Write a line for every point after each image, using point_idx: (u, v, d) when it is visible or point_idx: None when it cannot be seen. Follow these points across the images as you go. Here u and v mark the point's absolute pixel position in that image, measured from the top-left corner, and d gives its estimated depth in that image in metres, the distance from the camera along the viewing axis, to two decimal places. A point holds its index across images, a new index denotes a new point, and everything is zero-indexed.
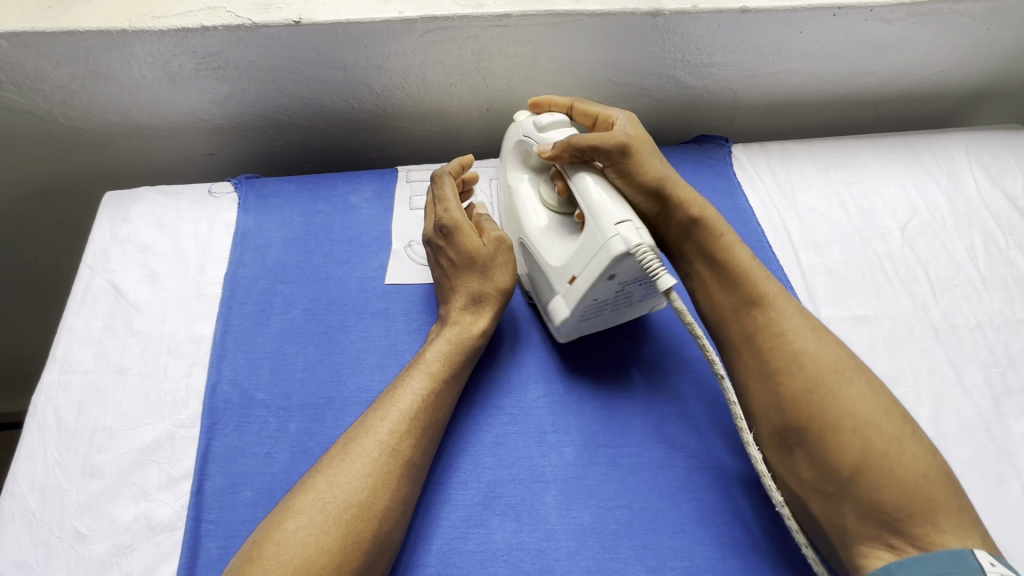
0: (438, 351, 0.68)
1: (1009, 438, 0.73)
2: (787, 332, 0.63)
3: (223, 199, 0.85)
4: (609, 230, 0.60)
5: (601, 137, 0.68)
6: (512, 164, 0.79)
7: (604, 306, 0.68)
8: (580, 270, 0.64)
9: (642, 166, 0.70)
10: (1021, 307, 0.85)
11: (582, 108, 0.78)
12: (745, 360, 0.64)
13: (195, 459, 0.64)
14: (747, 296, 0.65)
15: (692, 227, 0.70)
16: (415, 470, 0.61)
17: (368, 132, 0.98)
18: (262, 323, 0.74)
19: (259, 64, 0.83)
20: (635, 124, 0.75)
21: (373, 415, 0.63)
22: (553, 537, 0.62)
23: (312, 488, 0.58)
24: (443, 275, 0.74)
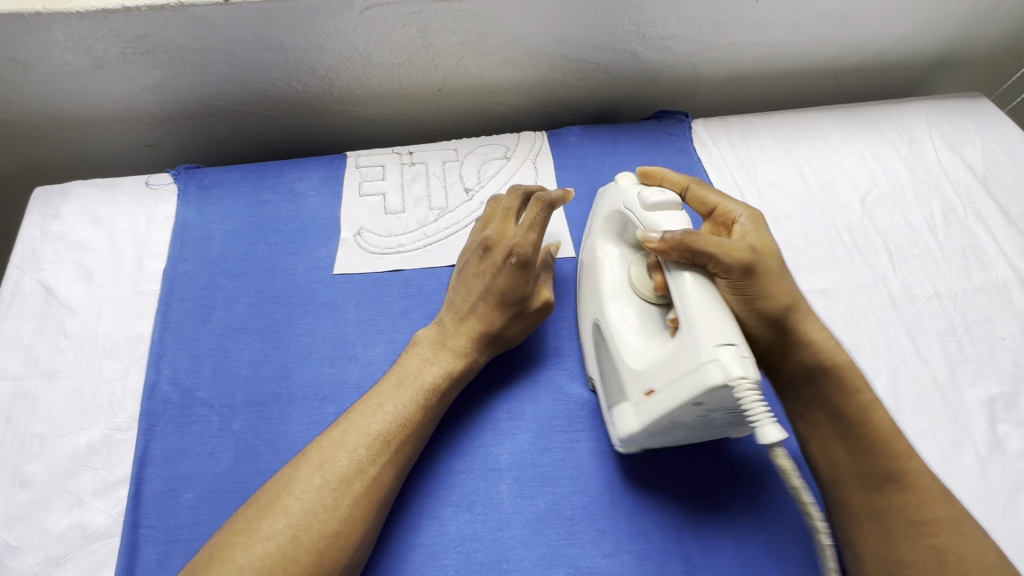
0: (433, 377, 0.64)
1: (964, 406, 0.74)
2: (934, 526, 0.55)
3: (162, 191, 0.81)
4: (708, 351, 0.53)
5: (725, 248, 0.57)
6: (604, 231, 0.72)
7: (677, 427, 0.60)
8: (662, 385, 0.57)
9: (769, 289, 0.59)
10: (977, 276, 0.85)
11: (699, 192, 0.69)
12: (869, 539, 0.57)
13: (133, 463, 0.61)
14: (886, 474, 0.57)
15: (820, 372, 0.61)
16: (391, 492, 0.59)
17: (317, 117, 0.94)
18: (204, 318, 0.71)
19: (190, 47, 0.79)
20: (761, 230, 0.65)
21: (352, 436, 0.58)
22: (507, 526, 0.61)
23: (281, 514, 0.54)
24: (489, 299, 0.67)
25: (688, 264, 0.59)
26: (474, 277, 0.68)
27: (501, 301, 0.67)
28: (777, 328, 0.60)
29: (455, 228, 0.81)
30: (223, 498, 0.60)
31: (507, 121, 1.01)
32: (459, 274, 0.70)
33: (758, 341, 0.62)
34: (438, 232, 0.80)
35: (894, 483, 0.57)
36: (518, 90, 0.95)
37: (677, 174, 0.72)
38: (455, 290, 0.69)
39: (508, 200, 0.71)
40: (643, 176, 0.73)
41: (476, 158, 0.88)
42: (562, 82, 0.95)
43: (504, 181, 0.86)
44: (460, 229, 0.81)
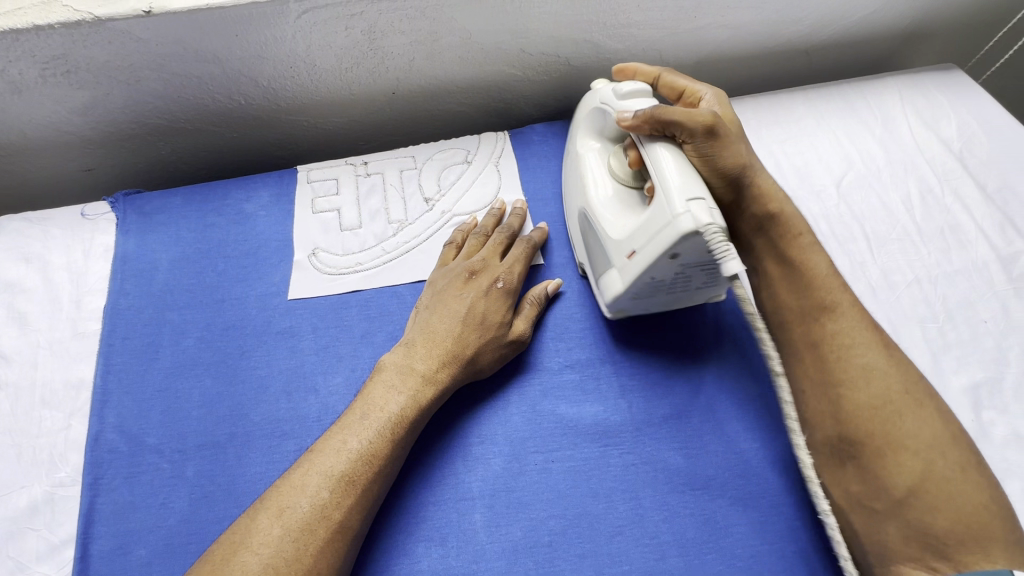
0: (399, 407, 0.60)
1: (948, 394, 0.72)
2: (862, 348, 0.59)
3: (99, 220, 0.76)
4: (679, 206, 0.56)
5: (691, 113, 0.60)
6: (586, 130, 0.75)
7: (660, 287, 0.64)
8: (641, 246, 0.61)
9: (731, 146, 0.63)
10: (957, 257, 0.82)
11: (669, 78, 0.74)
12: (806, 365, 0.62)
13: (79, 522, 0.58)
14: (819, 305, 0.62)
15: (771, 220, 0.66)
16: (359, 536, 0.55)
17: (265, 130, 0.88)
18: (151, 357, 0.67)
19: (115, 64, 0.73)
20: (725, 104, 0.72)
21: (313, 478, 0.55)
22: (482, 558, 0.59)
23: (240, 571, 0.50)
24: (467, 319, 0.65)
25: (659, 137, 0.62)
26: (454, 296, 0.67)
27: (483, 324, 0.66)
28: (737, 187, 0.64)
29: (416, 242, 0.77)
30: (178, 552, 0.57)
31: (468, 121, 0.96)
32: (435, 295, 0.68)
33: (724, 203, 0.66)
34: (398, 246, 0.76)
35: (827, 313, 0.62)
36: (477, 88, 0.90)
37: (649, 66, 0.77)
38: (432, 310, 0.67)
39: (493, 232, 0.74)
40: (617, 73, 0.78)
41: (436, 164, 0.84)
42: (523, 77, 0.91)
43: (466, 187, 0.82)
44: (421, 241, 0.77)
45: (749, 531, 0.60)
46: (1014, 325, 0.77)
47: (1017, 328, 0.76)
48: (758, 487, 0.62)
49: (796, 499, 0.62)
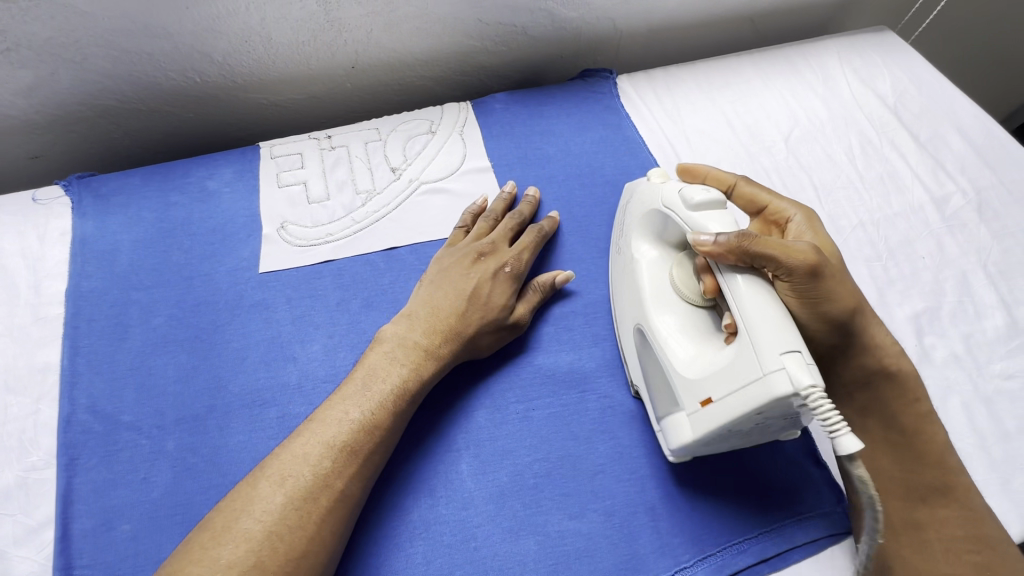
0: (401, 379, 0.60)
1: (893, 324, 0.77)
2: (978, 543, 0.55)
3: (52, 205, 0.73)
4: (772, 361, 0.49)
5: (789, 249, 0.53)
6: (642, 231, 0.68)
7: (733, 435, 0.56)
8: (721, 395, 0.52)
9: (836, 291, 0.56)
10: (896, 201, 0.89)
11: (747, 189, 0.68)
12: (905, 547, 0.57)
13: (56, 502, 0.56)
14: (934, 486, 0.58)
15: (882, 378, 0.61)
16: (359, 504, 0.55)
17: (222, 109, 0.87)
18: (120, 337, 0.66)
19: (59, 40, 0.71)
20: (816, 231, 0.65)
21: (315, 446, 0.54)
22: (471, 504, 0.60)
23: (241, 539, 0.49)
24: (477, 305, 0.66)
25: (745, 268, 0.54)
26: (461, 277, 0.67)
27: (471, 301, 0.66)
28: (840, 331, 0.58)
29: (385, 211, 0.78)
30: (163, 524, 0.56)
31: (429, 94, 0.96)
32: (442, 270, 0.69)
33: (823, 342, 0.60)
34: (368, 216, 0.77)
35: (948, 501, 0.57)
36: (436, 61, 0.91)
37: (722, 171, 0.72)
38: (431, 285, 0.68)
39: (503, 218, 0.75)
40: (683, 172, 0.76)
41: (400, 135, 0.84)
42: (481, 48, 0.91)
43: (432, 156, 0.83)
44: (391, 211, 0.78)
45: (721, 458, 0.64)
46: (948, 259, 0.83)
47: (950, 261, 0.83)
48: None
49: None
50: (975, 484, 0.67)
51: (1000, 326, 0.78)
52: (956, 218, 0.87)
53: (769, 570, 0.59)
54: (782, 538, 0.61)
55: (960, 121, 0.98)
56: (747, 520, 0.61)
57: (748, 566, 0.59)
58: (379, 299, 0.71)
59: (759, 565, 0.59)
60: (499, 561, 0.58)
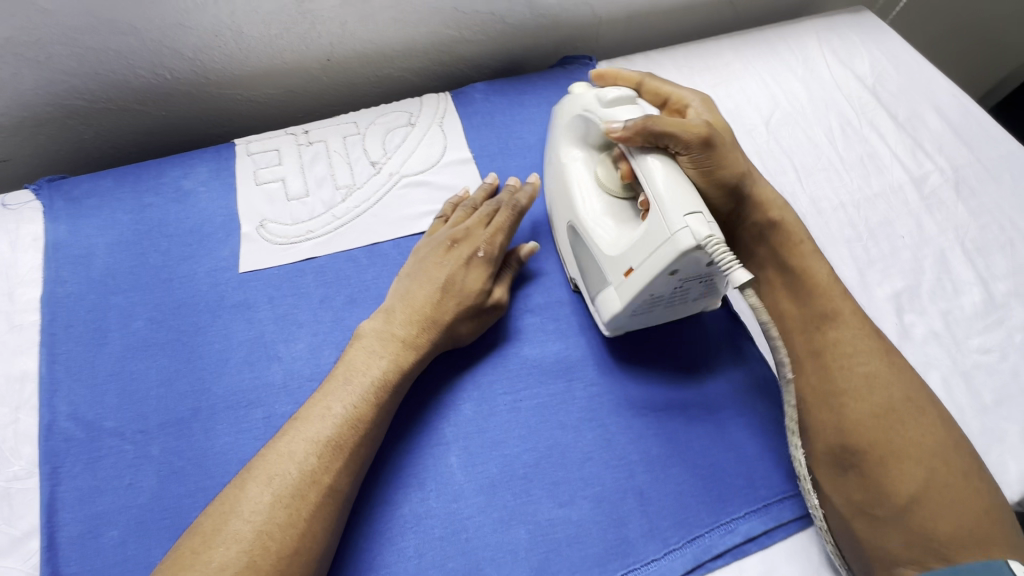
0: (382, 371, 0.60)
1: (874, 303, 0.78)
2: (866, 357, 0.59)
3: (22, 209, 0.71)
4: (677, 221, 0.53)
5: (686, 126, 0.59)
6: (570, 137, 0.71)
7: (659, 301, 0.62)
8: (639, 263, 0.58)
9: (728, 160, 0.63)
10: (876, 181, 0.90)
11: (653, 83, 0.73)
12: (811, 380, 0.61)
13: (40, 511, 0.56)
14: (823, 314, 0.62)
15: (770, 227, 0.68)
16: (349, 499, 0.55)
17: (196, 107, 0.85)
18: (100, 342, 0.64)
19: (21, 39, 0.69)
20: (712, 111, 0.71)
21: (300, 445, 0.54)
22: (461, 497, 0.61)
23: (231, 541, 0.48)
24: (449, 288, 0.66)
25: (652, 148, 0.60)
26: (434, 264, 0.67)
27: (446, 292, 0.65)
28: (734, 195, 0.66)
29: (366, 206, 0.77)
30: (152, 528, 0.56)
31: (408, 86, 0.95)
32: (417, 261, 0.69)
33: (721, 209, 0.67)
34: (349, 212, 0.76)
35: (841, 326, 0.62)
36: (414, 51, 0.89)
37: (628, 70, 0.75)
38: (406, 278, 0.68)
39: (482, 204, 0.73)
40: (598, 76, 0.75)
41: (379, 128, 0.83)
42: (460, 37, 0.90)
43: (412, 150, 0.82)
44: (371, 205, 0.77)
45: (706, 439, 0.65)
46: (927, 237, 0.85)
47: (929, 239, 0.84)
48: (711, 404, 0.67)
49: (746, 407, 0.67)
50: None
51: (977, 301, 0.80)
52: (934, 196, 0.89)
53: (756, 549, 0.61)
54: (768, 516, 0.62)
55: (937, 100, 0.99)
56: (734, 501, 0.63)
57: (735, 545, 0.60)
58: (362, 295, 0.71)
59: (746, 544, 0.61)
60: (490, 551, 0.58)
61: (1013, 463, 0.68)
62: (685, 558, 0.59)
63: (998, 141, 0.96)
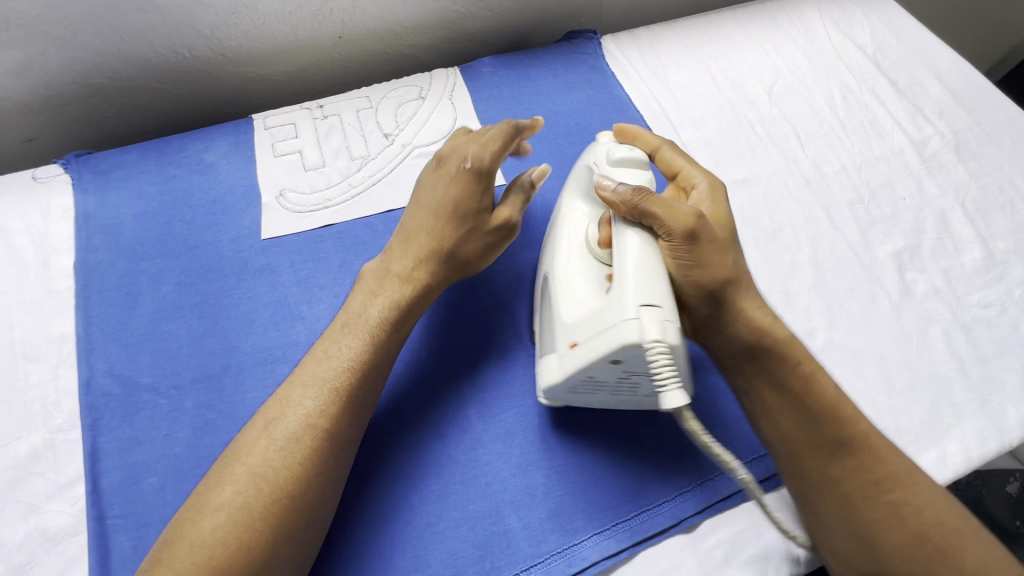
0: (378, 312, 0.62)
1: (877, 262, 0.80)
2: (891, 483, 0.54)
3: (53, 182, 0.75)
4: (629, 310, 0.50)
5: (673, 211, 0.55)
6: (578, 188, 0.66)
7: (600, 386, 0.59)
8: (583, 340, 0.55)
9: (710, 260, 0.57)
10: (877, 146, 0.91)
11: (667, 154, 0.69)
12: (831, 507, 0.55)
13: (84, 459, 0.59)
14: (836, 439, 0.56)
15: (762, 344, 0.58)
16: (347, 444, 0.57)
17: (214, 85, 0.88)
18: (132, 305, 0.68)
19: (48, 18, 0.72)
20: (717, 201, 0.65)
21: (298, 390, 0.57)
22: (480, 444, 0.63)
23: (239, 476, 0.52)
24: (440, 210, 0.65)
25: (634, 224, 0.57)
26: (426, 186, 0.67)
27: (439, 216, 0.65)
28: (715, 302, 0.58)
29: (381, 175, 0.80)
30: (189, 474, 0.59)
31: (416, 62, 0.97)
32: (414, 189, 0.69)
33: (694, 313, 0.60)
34: (364, 180, 0.79)
35: (862, 454, 0.55)
36: (423, 28, 0.92)
37: (651, 134, 0.72)
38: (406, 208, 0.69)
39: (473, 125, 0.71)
40: (618, 132, 0.73)
41: (391, 101, 0.86)
42: (467, 13, 0.92)
43: (424, 121, 0.84)
44: (385, 175, 0.80)
45: (710, 393, 0.68)
46: (927, 199, 0.86)
47: (930, 201, 0.86)
48: None
49: None
50: (955, 404, 0.70)
51: (978, 259, 0.82)
52: (935, 160, 0.90)
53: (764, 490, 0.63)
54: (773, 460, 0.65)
55: (937, 67, 1.01)
56: (738, 447, 0.66)
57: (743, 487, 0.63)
58: None
59: None
60: (510, 494, 0.61)
61: (1012, 410, 0.70)
62: (695, 499, 0.62)
63: (998, 105, 0.97)
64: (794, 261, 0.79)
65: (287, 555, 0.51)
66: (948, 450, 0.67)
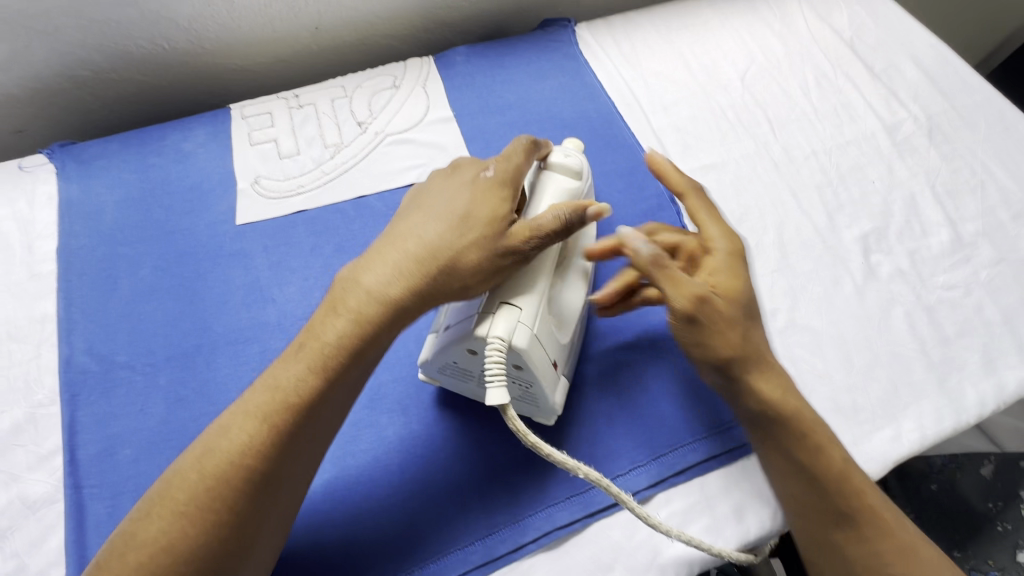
0: (336, 336, 0.53)
1: (842, 245, 0.81)
2: (866, 511, 0.56)
3: (38, 171, 0.77)
4: (494, 305, 0.56)
5: (677, 285, 0.57)
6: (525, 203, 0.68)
7: (468, 378, 0.62)
8: (451, 323, 0.58)
9: (715, 339, 0.58)
10: (849, 130, 0.92)
11: (692, 202, 0.65)
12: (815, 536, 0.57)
13: (63, 432, 0.62)
14: (829, 476, 0.56)
15: (775, 414, 0.59)
16: (284, 487, 0.51)
17: (195, 76, 0.90)
18: (111, 287, 0.70)
19: (30, 11, 0.74)
20: (733, 272, 0.61)
21: (240, 420, 0.50)
22: (442, 420, 0.66)
23: (167, 515, 0.47)
24: (448, 215, 0.58)
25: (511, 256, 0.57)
26: (436, 188, 0.61)
27: (441, 219, 0.58)
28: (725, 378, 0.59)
29: (353, 162, 0.82)
30: (161, 446, 0.62)
31: (394, 52, 0.99)
32: (418, 193, 0.63)
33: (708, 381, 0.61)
34: (337, 167, 0.81)
35: (835, 479, 0.56)
36: (399, 18, 0.93)
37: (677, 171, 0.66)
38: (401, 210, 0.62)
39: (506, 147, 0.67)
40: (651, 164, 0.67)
41: (366, 90, 0.88)
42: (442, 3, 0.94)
43: (397, 110, 0.86)
44: (358, 162, 0.82)
45: (669, 372, 0.70)
46: (897, 182, 0.87)
47: (900, 184, 0.87)
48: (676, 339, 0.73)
49: None
50: (913, 383, 0.71)
51: (945, 241, 0.82)
52: (907, 143, 0.91)
53: (717, 466, 0.65)
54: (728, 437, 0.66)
55: (914, 51, 1.01)
56: (695, 424, 0.67)
57: (697, 462, 0.65)
58: (350, 244, 0.76)
59: (708, 461, 0.65)
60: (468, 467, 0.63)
61: (970, 389, 0.71)
62: (649, 473, 0.64)
63: (975, 88, 0.97)
64: (759, 244, 0.80)
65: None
66: (903, 427, 0.69)
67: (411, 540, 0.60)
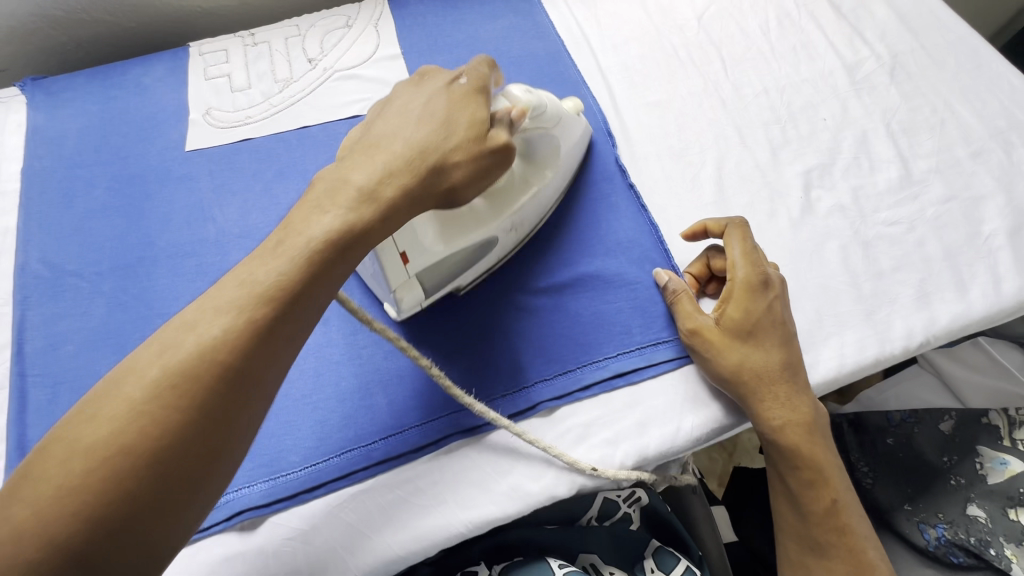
0: (324, 227, 0.47)
1: (782, 180, 0.80)
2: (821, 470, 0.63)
3: (13, 102, 0.84)
4: None
5: (689, 317, 0.66)
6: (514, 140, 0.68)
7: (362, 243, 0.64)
8: None
9: (731, 353, 0.63)
10: (806, 69, 0.89)
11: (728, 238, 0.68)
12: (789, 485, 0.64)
13: (14, 329, 0.68)
14: (805, 435, 0.63)
15: (781, 400, 0.63)
16: (261, 390, 0.43)
17: (161, 16, 0.94)
18: (67, 205, 0.76)
19: None
20: (748, 275, 0.65)
21: (208, 314, 0.42)
22: (360, 332, 0.68)
23: (116, 415, 0.38)
24: (428, 119, 0.55)
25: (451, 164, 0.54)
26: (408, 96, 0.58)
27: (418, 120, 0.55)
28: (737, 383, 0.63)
29: (300, 95, 0.85)
30: (100, 343, 0.67)
31: None
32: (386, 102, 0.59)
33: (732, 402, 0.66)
34: (284, 101, 0.84)
35: (802, 441, 0.63)
36: None
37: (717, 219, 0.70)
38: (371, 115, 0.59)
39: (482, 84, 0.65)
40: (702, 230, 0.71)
41: (318, 30, 0.90)
42: None
43: (347, 47, 0.88)
44: (304, 95, 0.85)
45: (588, 295, 0.71)
46: (850, 119, 0.84)
47: (853, 122, 0.84)
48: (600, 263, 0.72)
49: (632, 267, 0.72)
50: (839, 314, 0.70)
51: (893, 178, 0.79)
52: (866, 82, 0.88)
53: (625, 383, 0.66)
54: (638, 356, 0.67)
55: None
56: (608, 342, 0.68)
57: (605, 378, 0.66)
58: (290, 170, 0.79)
59: (615, 378, 0.66)
60: (378, 373, 0.66)
61: (899, 322, 0.70)
62: (554, 386, 0.65)
63: (949, 28, 0.93)
64: (696, 177, 0.80)
65: (191, 509, 0.39)
66: (822, 356, 0.68)
67: (318, 434, 0.63)
